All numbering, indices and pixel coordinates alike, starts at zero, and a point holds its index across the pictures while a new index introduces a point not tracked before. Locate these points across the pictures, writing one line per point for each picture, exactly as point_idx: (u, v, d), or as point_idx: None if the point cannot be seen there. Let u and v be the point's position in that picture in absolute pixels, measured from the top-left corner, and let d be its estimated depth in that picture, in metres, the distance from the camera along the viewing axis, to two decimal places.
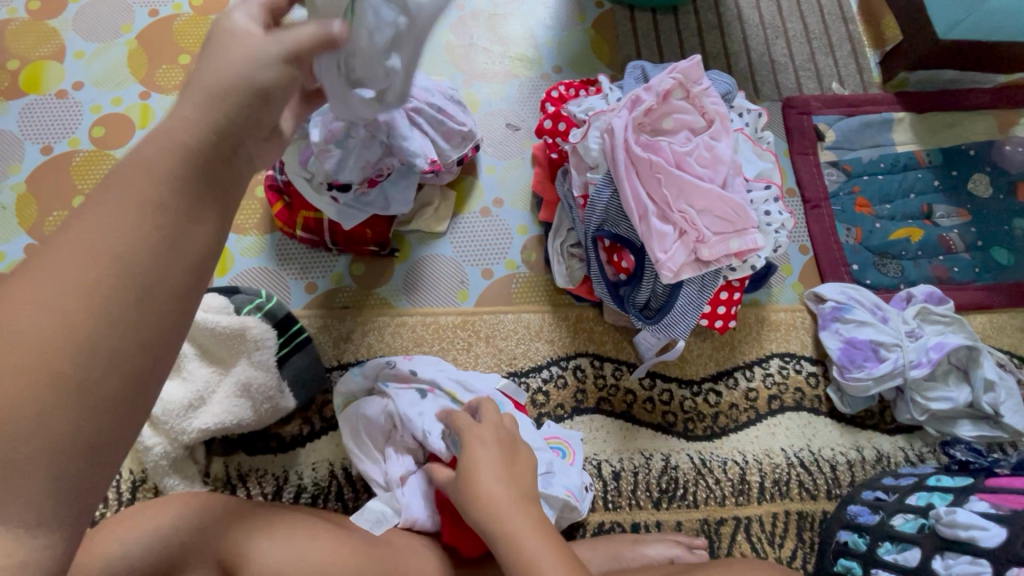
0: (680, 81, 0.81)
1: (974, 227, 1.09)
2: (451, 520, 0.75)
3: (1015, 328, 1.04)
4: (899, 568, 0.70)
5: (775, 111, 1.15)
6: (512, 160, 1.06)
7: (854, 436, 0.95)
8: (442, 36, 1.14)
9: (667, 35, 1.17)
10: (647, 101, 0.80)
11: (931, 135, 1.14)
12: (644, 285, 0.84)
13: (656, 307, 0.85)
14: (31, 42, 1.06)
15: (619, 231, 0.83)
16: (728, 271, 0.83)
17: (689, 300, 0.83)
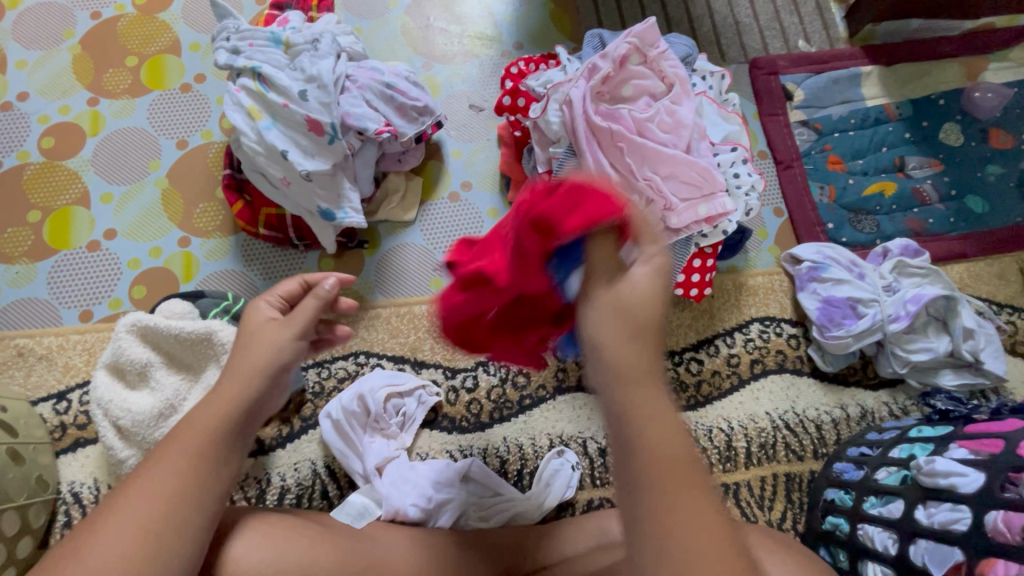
0: (636, 46, 0.79)
1: (947, 176, 1.08)
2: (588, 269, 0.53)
3: (993, 275, 1.04)
4: (884, 521, 0.70)
5: (742, 74, 1.14)
6: (477, 142, 1.04)
7: (838, 395, 0.95)
8: (397, 20, 1.11)
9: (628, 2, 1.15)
10: (604, 69, 0.78)
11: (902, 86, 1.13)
12: None
13: None
14: None
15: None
16: (700, 237, 0.81)
17: None
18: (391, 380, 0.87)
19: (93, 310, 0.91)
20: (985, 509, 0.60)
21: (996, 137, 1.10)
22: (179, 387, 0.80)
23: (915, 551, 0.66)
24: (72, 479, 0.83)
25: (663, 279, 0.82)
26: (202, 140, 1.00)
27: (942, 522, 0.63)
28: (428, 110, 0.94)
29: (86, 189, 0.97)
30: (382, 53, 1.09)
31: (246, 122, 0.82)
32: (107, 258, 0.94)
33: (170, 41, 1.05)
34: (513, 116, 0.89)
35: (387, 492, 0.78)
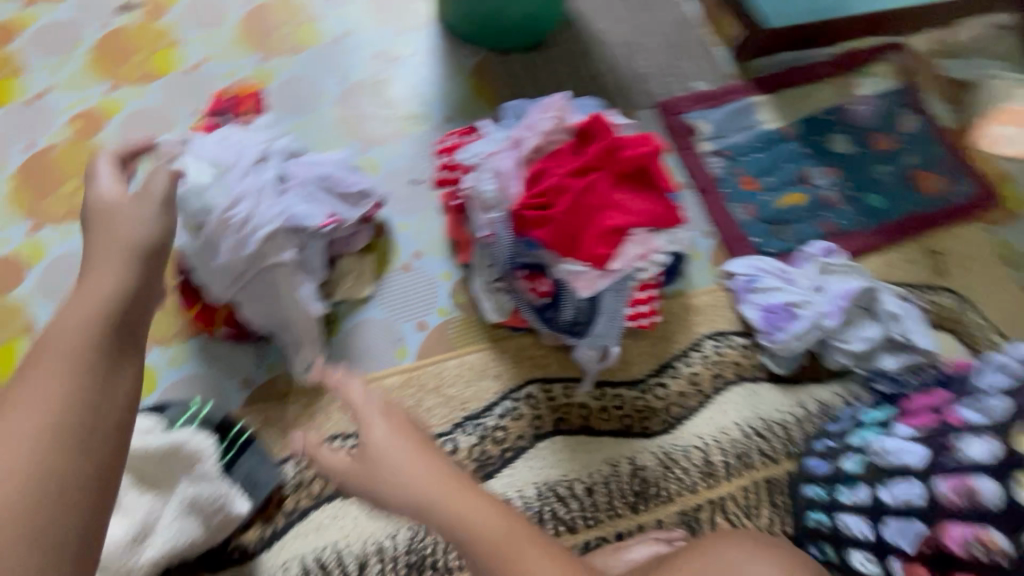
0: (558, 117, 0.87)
1: (846, 181, 1.21)
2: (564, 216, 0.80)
3: (903, 261, 1.16)
4: (856, 508, 0.74)
5: (651, 116, 1.26)
6: (422, 213, 1.10)
7: (796, 394, 1.01)
8: (330, 111, 1.18)
9: (540, 70, 1.26)
10: (530, 140, 0.86)
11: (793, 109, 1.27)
12: (566, 303, 0.88)
13: (584, 321, 0.89)
14: None
15: (531, 259, 0.87)
16: (638, 272, 0.88)
17: (610, 307, 0.87)
18: None
19: None
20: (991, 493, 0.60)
21: (878, 141, 1.25)
22: (151, 506, 0.77)
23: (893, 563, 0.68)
24: None
25: (615, 316, 0.87)
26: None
27: (903, 499, 0.68)
28: (367, 195, 0.99)
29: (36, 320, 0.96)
30: (319, 143, 1.15)
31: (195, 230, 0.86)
32: None
33: None
34: (451, 186, 0.96)
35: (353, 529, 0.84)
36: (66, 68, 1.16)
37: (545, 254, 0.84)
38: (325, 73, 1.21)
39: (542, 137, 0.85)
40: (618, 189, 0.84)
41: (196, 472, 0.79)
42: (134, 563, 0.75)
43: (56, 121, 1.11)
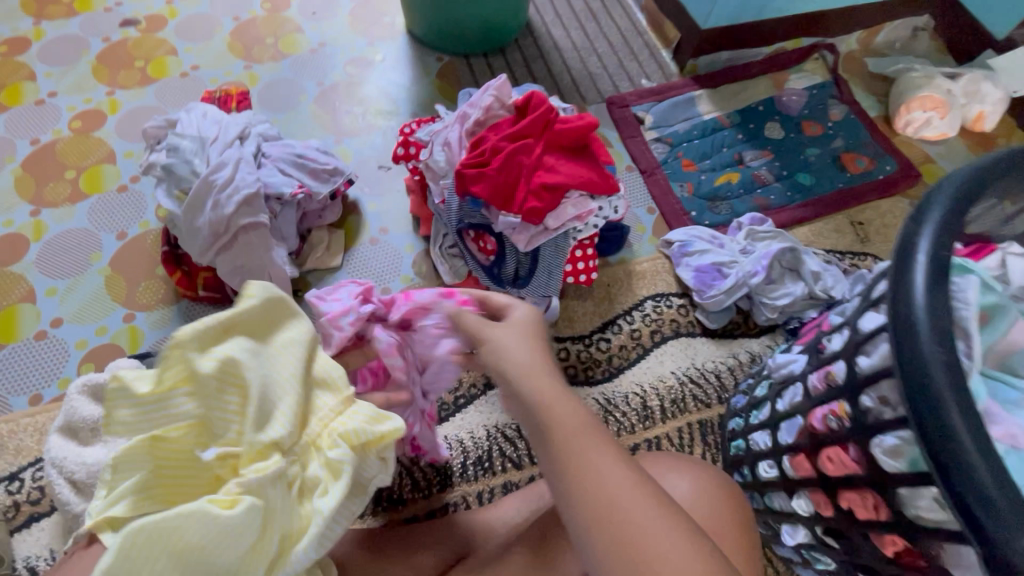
0: (497, 97, 0.97)
1: (777, 162, 1.34)
2: (494, 176, 0.90)
3: (830, 231, 1.26)
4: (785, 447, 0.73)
5: (601, 110, 1.41)
6: (388, 194, 1.22)
7: (729, 346, 1.10)
8: (307, 108, 1.32)
9: (479, 71, 1.44)
10: (473, 114, 0.97)
11: (856, 113, 1.44)
12: (509, 257, 0.98)
13: (525, 273, 0.99)
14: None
15: (475, 221, 0.98)
16: (576, 233, 0.98)
17: (549, 262, 0.97)
18: (303, 154, 1.06)
19: (42, 393, 0.97)
20: (854, 353, 0.59)
21: (808, 127, 1.40)
22: None
23: (784, 464, 0.73)
24: (27, 554, 0.84)
25: (553, 269, 0.97)
26: (4, 229, 1.12)
27: (784, 439, 0.73)
28: (339, 172, 1.09)
29: (30, 288, 1.06)
30: (297, 135, 1.28)
31: (169, 201, 0.94)
32: (54, 344, 1.02)
33: (105, 154, 1.22)
34: (408, 163, 1.04)
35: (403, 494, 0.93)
36: (71, 74, 1.30)
37: (485, 212, 0.94)
38: (306, 77, 1.36)
39: (482, 113, 0.96)
40: (551, 156, 0.95)
41: None
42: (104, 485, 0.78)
43: (31, 123, 1.24)
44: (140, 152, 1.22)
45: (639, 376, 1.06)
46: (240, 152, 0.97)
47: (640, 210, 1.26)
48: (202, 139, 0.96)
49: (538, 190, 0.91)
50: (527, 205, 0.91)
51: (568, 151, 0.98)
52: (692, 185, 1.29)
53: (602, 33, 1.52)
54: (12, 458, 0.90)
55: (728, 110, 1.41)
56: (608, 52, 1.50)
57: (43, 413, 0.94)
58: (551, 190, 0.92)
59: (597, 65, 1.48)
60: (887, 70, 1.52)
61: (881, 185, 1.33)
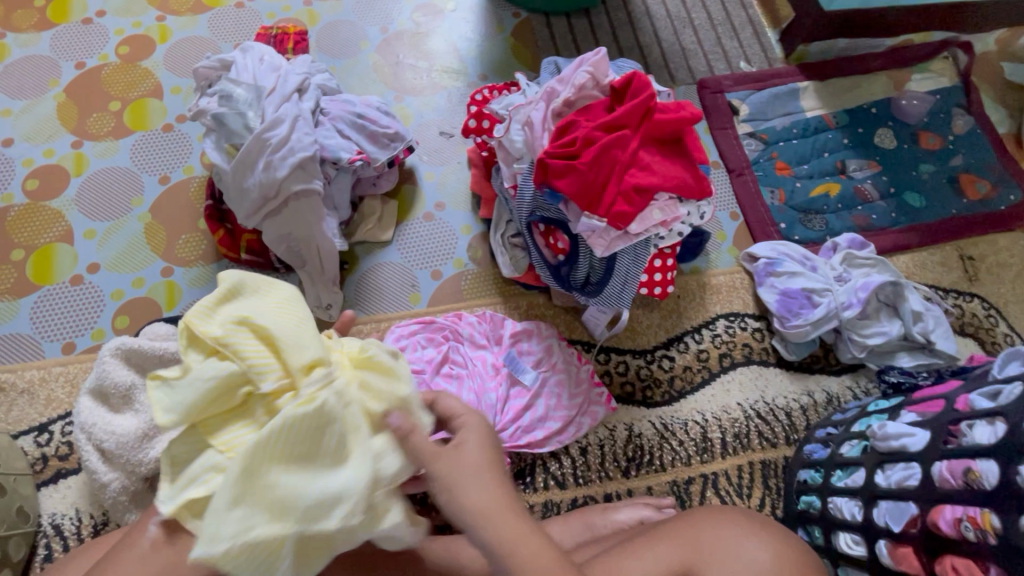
0: (592, 74, 0.86)
1: (885, 175, 1.19)
2: (582, 169, 0.79)
3: (935, 263, 1.14)
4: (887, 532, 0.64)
5: (690, 93, 1.26)
6: (449, 165, 1.11)
7: (804, 382, 1.01)
8: (369, 58, 1.20)
9: (560, 32, 1.28)
10: (563, 93, 0.86)
11: (983, 129, 1.25)
12: (582, 260, 0.90)
13: (596, 281, 0.91)
14: (39, 86, 1.11)
15: (549, 215, 0.88)
16: (658, 240, 0.88)
17: (625, 271, 0.88)
18: (364, 113, 0.95)
19: (76, 342, 0.94)
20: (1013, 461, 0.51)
21: (926, 139, 1.23)
22: None
23: (878, 550, 0.65)
24: (53, 511, 0.83)
25: (629, 280, 0.88)
26: (45, 158, 1.06)
27: (880, 521, 0.65)
28: (400, 138, 0.98)
29: (70, 226, 1.02)
30: (355, 87, 1.17)
31: (218, 154, 0.85)
32: (91, 291, 0.98)
33: (152, 87, 1.13)
34: (479, 137, 0.97)
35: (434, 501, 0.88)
36: None
37: (563, 208, 0.84)
38: (369, 21, 1.23)
39: (574, 92, 0.86)
40: (645, 149, 0.83)
41: None
42: (141, 459, 0.76)
43: (77, 42, 1.15)
44: (189, 87, 1.13)
45: (702, 404, 0.97)
46: (297, 108, 0.87)
47: (722, 214, 1.15)
48: (258, 90, 0.86)
49: (628, 190, 0.80)
50: (615, 206, 0.80)
51: (665, 146, 0.85)
52: (784, 193, 1.16)
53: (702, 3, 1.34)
54: (44, 407, 0.89)
55: (834, 110, 1.25)
56: (706, 26, 1.32)
57: (77, 363, 0.91)
58: (643, 190, 0.81)
59: (692, 40, 1.31)
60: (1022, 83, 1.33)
61: (998, 218, 1.17)
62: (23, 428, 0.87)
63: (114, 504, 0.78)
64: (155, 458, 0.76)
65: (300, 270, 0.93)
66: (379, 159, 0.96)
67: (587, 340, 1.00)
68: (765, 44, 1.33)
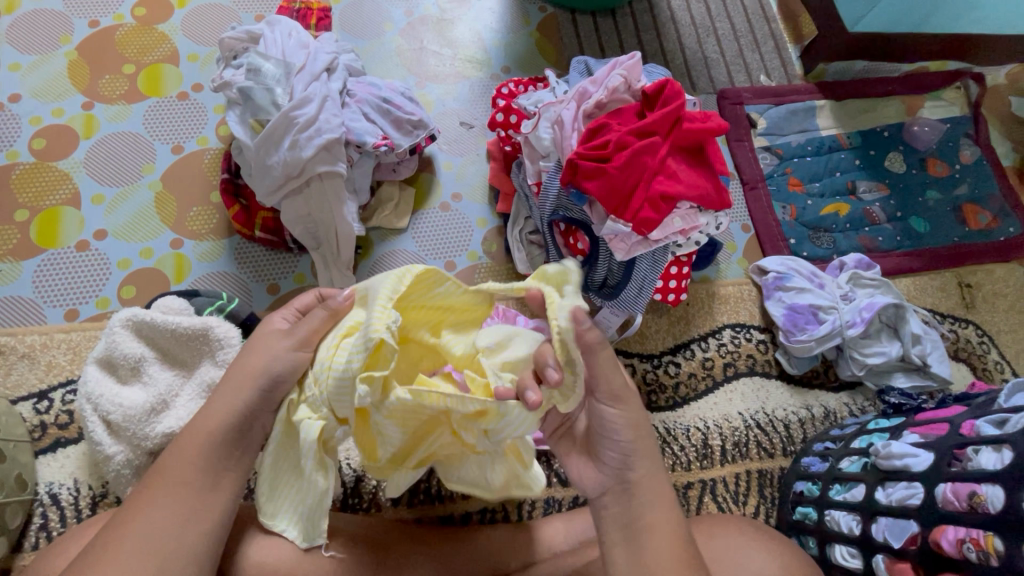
0: (625, 78, 0.87)
1: (893, 199, 1.22)
2: (610, 174, 0.80)
3: (935, 288, 1.17)
4: (888, 549, 0.66)
5: (710, 103, 1.27)
6: (468, 157, 1.10)
7: (804, 396, 1.03)
8: (392, 41, 1.18)
9: (584, 30, 1.27)
10: (594, 95, 0.86)
11: (988, 159, 1.28)
12: (600, 264, 0.91)
13: (613, 285, 0.92)
14: (49, 41, 1.08)
15: (573, 214, 0.89)
16: (676, 248, 0.89)
17: (642, 276, 0.89)
18: (391, 99, 0.94)
19: (79, 309, 0.92)
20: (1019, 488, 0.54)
21: (934, 166, 1.26)
22: (172, 383, 0.79)
23: (876, 563, 0.68)
24: (51, 480, 0.81)
25: (646, 286, 0.89)
26: (54, 118, 1.03)
27: (882, 540, 0.67)
28: (423, 125, 0.97)
29: (77, 190, 0.99)
30: (377, 70, 1.15)
31: (241, 129, 0.84)
32: (96, 258, 0.95)
33: (168, 52, 1.10)
34: (504, 132, 0.98)
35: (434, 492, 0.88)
36: None
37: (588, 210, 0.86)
38: (394, 3, 1.21)
39: (607, 94, 0.87)
40: (673, 158, 0.84)
41: (219, 360, 0.80)
42: (149, 433, 0.76)
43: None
44: (207, 56, 1.10)
45: (705, 412, 0.99)
46: (326, 88, 0.86)
47: (735, 226, 1.16)
48: (287, 67, 0.85)
49: (654, 196, 0.81)
50: (641, 212, 0.81)
51: (692, 155, 0.86)
52: (795, 209, 1.18)
53: (727, 14, 1.34)
54: (44, 373, 0.87)
55: (849, 130, 1.27)
56: (730, 35, 1.33)
57: (81, 330, 0.90)
58: (670, 197, 0.81)
59: (715, 50, 1.31)
60: None
61: (997, 248, 1.21)
62: (22, 393, 0.86)
63: (116, 478, 0.77)
64: (162, 432, 0.77)
65: (315, 252, 0.92)
66: (404, 148, 0.95)
67: None
68: (785, 59, 1.34)
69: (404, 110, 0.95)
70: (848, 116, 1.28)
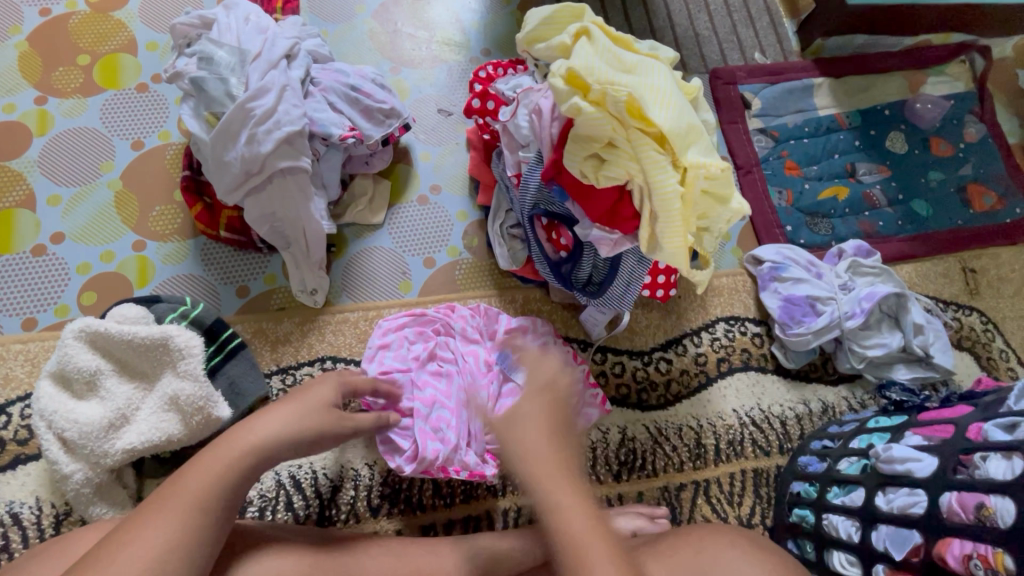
0: None
1: (894, 182, 1.16)
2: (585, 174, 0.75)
3: (938, 275, 1.12)
4: (890, 560, 0.62)
5: (703, 83, 1.20)
6: (447, 146, 1.04)
7: (801, 390, 0.99)
8: (364, 23, 1.12)
9: None
10: None
11: (994, 137, 1.22)
12: (584, 260, 0.87)
13: (599, 281, 0.87)
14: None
15: (553, 210, 0.85)
16: None
17: (629, 271, 0.84)
18: (359, 86, 0.88)
19: (37, 318, 0.87)
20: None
21: (937, 145, 1.20)
22: (132, 396, 0.75)
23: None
24: (10, 499, 0.78)
25: (632, 282, 0.85)
26: (5, 114, 0.97)
27: (882, 547, 0.63)
28: (396, 114, 0.91)
29: (32, 190, 0.94)
30: (349, 56, 1.09)
31: (197, 123, 0.78)
32: (54, 264, 0.90)
33: (125, 41, 1.03)
34: (482, 120, 0.92)
35: (416, 500, 0.84)
36: None
37: (569, 204, 0.81)
38: None
39: None
40: None
41: (181, 370, 0.75)
42: (107, 450, 0.72)
43: None
44: (167, 45, 1.04)
45: (699, 411, 0.95)
46: (286, 76, 0.80)
47: None
48: (242, 54, 0.79)
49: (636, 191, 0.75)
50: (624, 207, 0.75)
51: None
52: (792, 194, 1.13)
53: None
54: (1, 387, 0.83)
55: (848, 110, 1.20)
56: (722, 11, 1.26)
57: (38, 341, 0.85)
58: None
59: (707, 27, 1.25)
60: None
61: (1002, 231, 1.16)
62: None
63: (75, 497, 0.72)
64: (122, 448, 0.72)
65: (284, 252, 0.86)
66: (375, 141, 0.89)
67: (586, 339, 0.96)
68: (781, 35, 1.27)
69: (375, 99, 0.88)
70: (848, 94, 1.22)
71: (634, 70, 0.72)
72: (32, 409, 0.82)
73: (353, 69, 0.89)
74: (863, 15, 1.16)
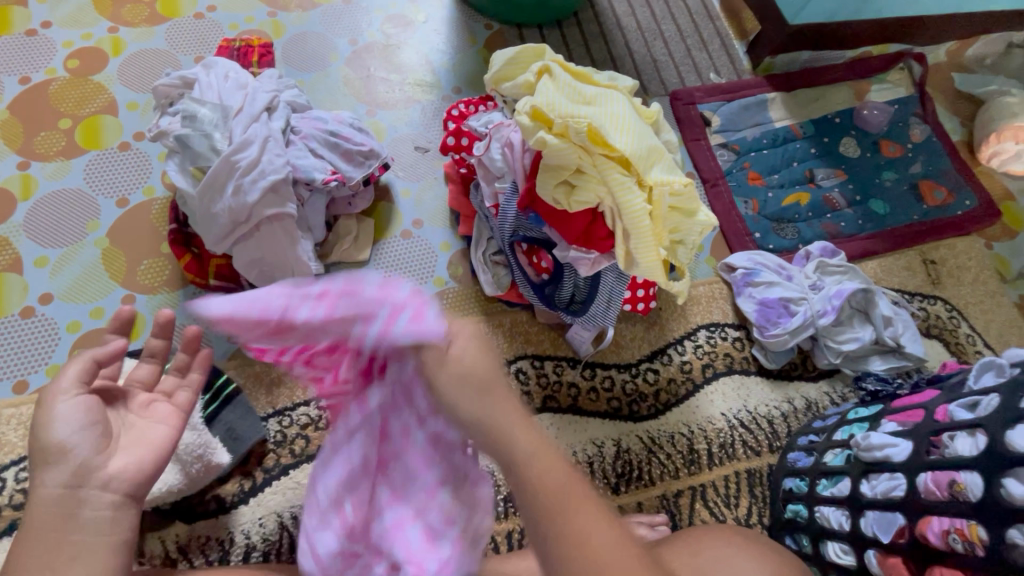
0: None
1: (851, 184, 1.23)
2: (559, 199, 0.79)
3: (901, 268, 1.18)
4: (880, 543, 0.65)
5: (664, 104, 1.27)
6: (425, 181, 1.09)
7: (784, 389, 1.03)
8: (338, 71, 1.17)
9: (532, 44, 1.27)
10: None
11: (938, 136, 1.31)
12: (566, 281, 0.90)
13: (581, 300, 0.91)
14: None
15: (533, 234, 0.88)
16: None
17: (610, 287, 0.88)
18: (337, 131, 0.92)
19: (29, 379, 0.88)
20: (996, 473, 0.54)
21: (886, 147, 1.28)
22: None
23: (869, 560, 0.67)
24: None
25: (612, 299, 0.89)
26: None
27: (872, 532, 0.66)
28: (375, 155, 0.95)
29: (19, 254, 0.95)
30: (326, 102, 1.13)
31: (183, 178, 0.81)
32: (43, 324, 0.91)
33: (105, 103, 1.06)
34: (457, 155, 0.96)
35: None
36: (68, 3, 1.13)
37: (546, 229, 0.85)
38: (338, 33, 1.20)
39: None
40: None
41: None
42: None
43: (20, 55, 1.08)
44: (147, 103, 1.07)
45: (689, 417, 0.98)
46: (267, 128, 0.84)
47: None
48: (224, 110, 0.82)
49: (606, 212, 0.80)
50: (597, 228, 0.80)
51: None
52: (757, 203, 1.19)
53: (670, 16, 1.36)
54: None
55: (801, 120, 1.28)
56: (676, 37, 1.34)
57: (29, 403, 0.85)
58: None
59: (663, 52, 1.32)
60: (970, 94, 1.40)
61: (955, 223, 1.23)
62: None
63: None
64: None
65: None
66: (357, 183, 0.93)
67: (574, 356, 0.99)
68: (733, 56, 1.35)
69: (355, 143, 0.93)
70: (800, 105, 1.30)
71: (594, 101, 0.77)
72: (27, 472, 0.81)
73: (331, 116, 0.94)
74: (806, 34, 1.25)
